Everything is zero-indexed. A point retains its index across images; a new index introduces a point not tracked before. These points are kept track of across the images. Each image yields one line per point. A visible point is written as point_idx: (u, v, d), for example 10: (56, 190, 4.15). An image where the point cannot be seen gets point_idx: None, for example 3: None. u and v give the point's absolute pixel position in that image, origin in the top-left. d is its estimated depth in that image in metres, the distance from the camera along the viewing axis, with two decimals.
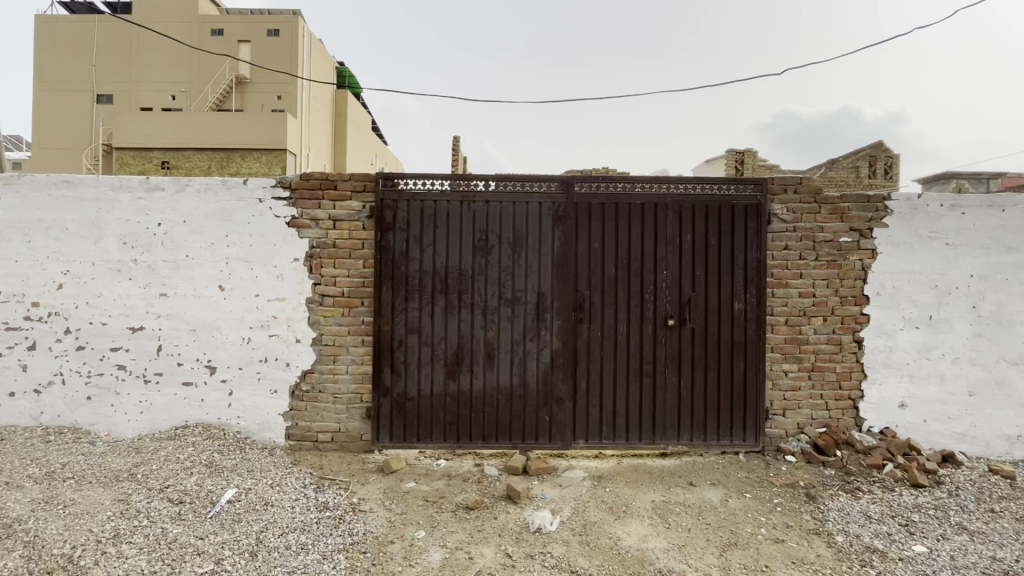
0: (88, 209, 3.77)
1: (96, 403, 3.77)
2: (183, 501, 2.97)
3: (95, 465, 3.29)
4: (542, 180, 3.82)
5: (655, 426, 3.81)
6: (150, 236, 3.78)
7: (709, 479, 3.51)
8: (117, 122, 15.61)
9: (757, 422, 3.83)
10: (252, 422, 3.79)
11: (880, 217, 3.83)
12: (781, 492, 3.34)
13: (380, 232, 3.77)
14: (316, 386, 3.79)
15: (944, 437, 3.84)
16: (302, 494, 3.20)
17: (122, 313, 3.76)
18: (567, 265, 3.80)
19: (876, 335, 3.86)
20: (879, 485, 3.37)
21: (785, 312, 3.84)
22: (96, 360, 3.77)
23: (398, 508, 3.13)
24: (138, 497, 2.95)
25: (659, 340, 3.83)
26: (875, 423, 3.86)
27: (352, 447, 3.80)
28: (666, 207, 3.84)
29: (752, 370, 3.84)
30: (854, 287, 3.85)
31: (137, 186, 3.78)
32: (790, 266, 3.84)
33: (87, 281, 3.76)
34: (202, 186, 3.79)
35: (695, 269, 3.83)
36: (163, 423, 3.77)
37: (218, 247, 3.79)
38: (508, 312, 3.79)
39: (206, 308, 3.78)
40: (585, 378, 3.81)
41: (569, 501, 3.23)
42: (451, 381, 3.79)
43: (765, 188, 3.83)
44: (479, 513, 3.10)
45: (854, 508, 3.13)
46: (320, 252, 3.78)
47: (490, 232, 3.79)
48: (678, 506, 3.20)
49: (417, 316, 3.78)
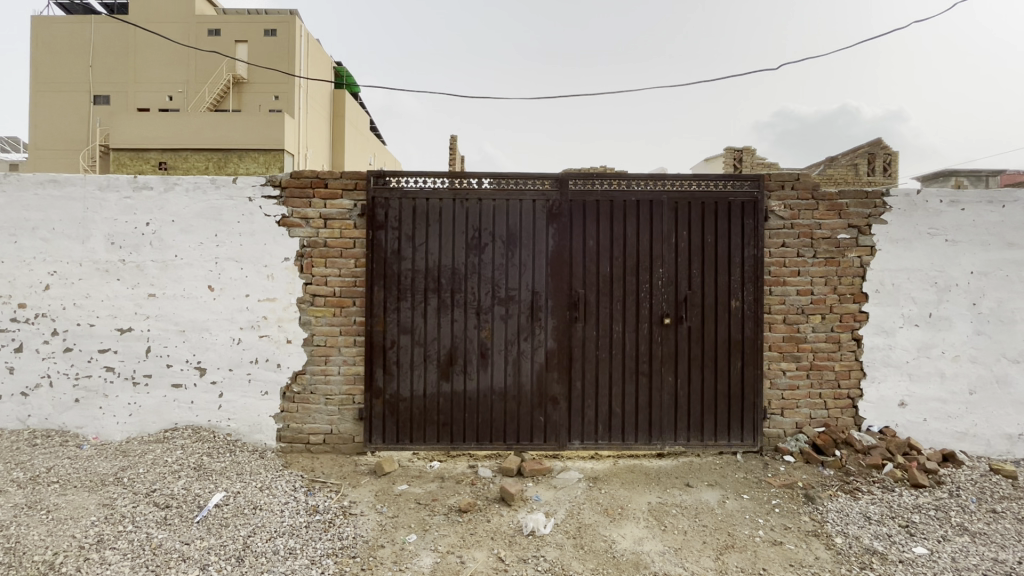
0: (75, 209, 3.71)
1: (85, 406, 3.71)
2: (169, 505, 2.91)
3: (81, 469, 3.23)
4: (536, 177, 3.77)
5: (651, 426, 3.76)
6: (138, 236, 3.72)
7: (707, 480, 3.46)
8: (113, 123, 15.52)
9: (755, 421, 3.78)
10: (243, 423, 3.73)
11: (878, 214, 3.78)
12: (780, 493, 3.28)
13: (372, 231, 3.71)
14: (307, 387, 3.74)
15: (944, 436, 3.79)
16: (291, 497, 3.14)
17: (111, 314, 3.71)
18: (561, 263, 3.75)
19: (875, 333, 3.81)
20: (879, 485, 3.31)
21: (783, 310, 3.79)
22: (84, 362, 3.71)
23: (389, 511, 3.07)
24: (124, 502, 2.90)
25: (655, 339, 3.77)
26: (874, 423, 3.81)
27: (344, 450, 3.74)
28: (662, 204, 3.78)
29: (750, 369, 3.79)
30: (852, 284, 3.79)
31: (125, 185, 3.73)
32: (788, 264, 3.79)
33: (74, 281, 3.70)
34: (191, 185, 3.73)
35: (691, 267, 3.78)
36: (152, 426, 3.71)
37: (207, 247, 3.73)
38: (502, 311, 3.73)
39: (196, 308, 3.73)
40: (581, 378, 3.76)
41: (563, 503, 3.17)
42: (445, 382, 3.73)
43: (762, 184, 3.78)
44: (471, 516, 3.04)
45: (853, 509, 3.08)
46: (311, 251, 3.73)
47: (483, 230, 3.74)
48: (675, 507, 3.15)
49: (409, 316, 3.72)
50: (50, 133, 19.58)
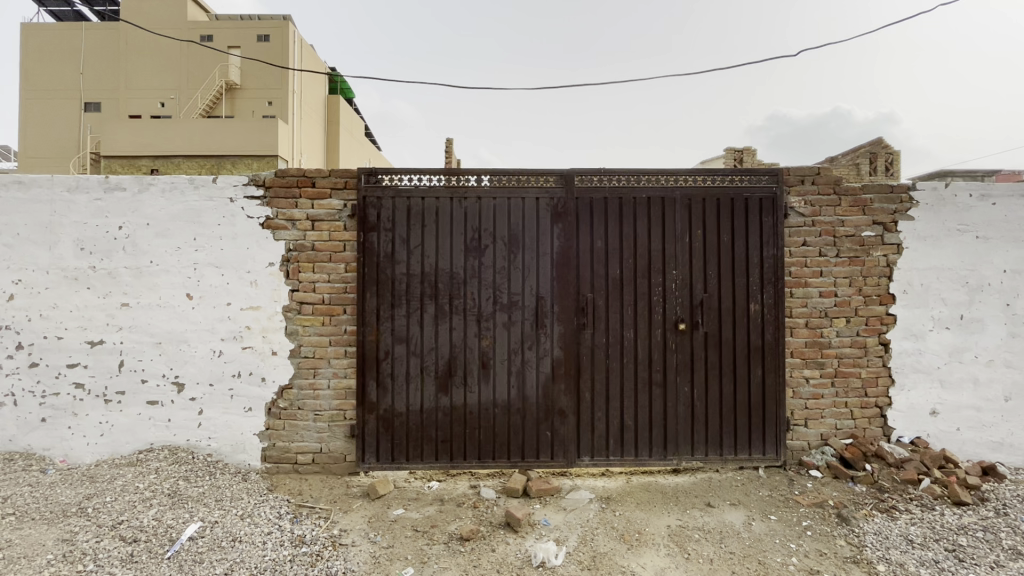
0: (41, 212, 3.43)
1: (52, 426, 3.41)
2: (137, 540, 2.62)
3: (41, 498, 2.92)
4: (538, 174, 3.51)
5: (667, 440, 3.49)
6: (109, 241, 3.44)
7: (729, 499, 3.19)
8: (103, 130, 15.24)
9: (777, 433, 3.52)
10: (224, 443, 3.44)
11: (904, 209, 3.55)
12: (810, 513, 3.02)
13: (363, 233, 3.45)
14: (294, 402, 3.45)
15: (980, 447, 3.53)
16: (275, 526, 2.85)
17: (80, 326, 3.42)
18: (567, 266, 3.48)
19: (903, 337, 3.56)
20: (917, 503, 3.04)
21: (805, 314, 3.54)
22: (52, 378, 3.42)
23: (384, 541, 2.79)
24: (86, 536, 2.60)
25: (670, 346, 3.51)
26: (905, 433, 3.55)
27: (336, 470, 3.45)
28: (675, 201, 3.53)
29: (771, 377, 3.53)
30: (878, 285, 3.55)
31: (95, 186, 3.45)
32: (810, 264, 3.54)
33: (41, 291, 3.42)
34: (168, 185, 3.46)
35: (707, 268, 3.53)
36: (125, 447, 3.41)
37: (185, 252, 3.46)
38: (505, 318, 3.47)
39: (173, 318, 3.44)
40: (590, 388, 3.49)
41: (574, 528, 2.90)
42: (444, 396, 3.46)
43: (780, 179, 3.54)
44: (474, 545, 2.76)
45: (892, 531, 2.82)
46: (297, 255, 3.46)
47: (483, 230, 3.48)
48: (697, 532, 2.88)
49: (404, 324, 3.45)
50: (40, 140, 19.21)
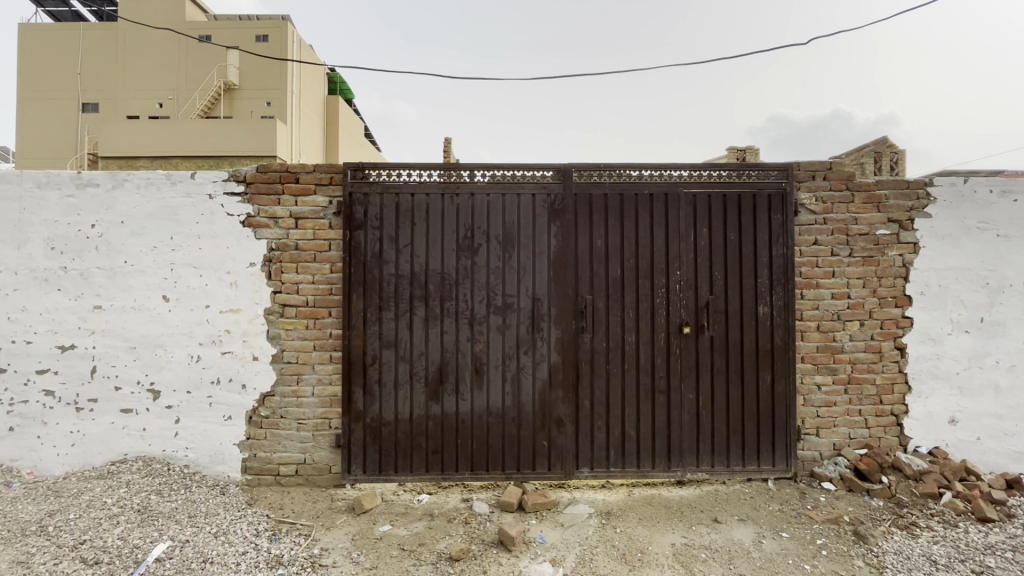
0: (10, 210, 3.25)
1: (19, 436, 3.22)
2: (99, 562, 2.45)
3: (2, 516, 2.74)
4: (535, 169, 3.33)
5: (671, 451, 3.30)
6: (81, 241, 3.26)
7: (737, 514, 2.99)
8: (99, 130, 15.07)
9: (787, 443, 3.33)
10: (202, 454, 3.25)
11: (921, 206, 3.36)
12: (824, 530, 2.82)
13: (349, 232, 3.26)
14: (276, 411, 3.26)
15: (1002, 457, 3.33)
16: (251, 545, 2.67)
17: (50, 330, 3.24)
18: (565, 266, 3.29)
19: (920, 341, 3.37)
20: (939, 520, 2.85)
21: (817, 316, 3.35)
22: (20, 385, 3.23)
23: (367, 561, 2.61)
24: (43, 558, 2.44)
25: (674, 351, 3.32)
26: (923, 443, 3.35)
27: (320, 482, 3.26)
28: (678, 197, 3.34)
29: (781, 384, 3.34)
30: (893, 286, 3.36)
31: (67, 182, 3.27)
32: (821, 263, 3.35)
33: (8, 292, 3.23)
34: (144, 181, 3.28)
35: (713, 269, 3.34)
36: (97, 458, 3.22)
37: (161, 252, 3.27)
38: (499, 321, 3.28)
39: (149, 322, 3.26)
40: (589, 394, 3.30)
41: (573, 547, 2.71)
42: (434, 404, 3.27)
43: (790, 174, 3.36)
44: (464, 566, 2.58)
45: (912, 551, 2.64)
46: (280, 255, 3.27)
47: (476, 229, 3.29)
48: (704, 551, 2.70)
49: (393, 327, 3.27)
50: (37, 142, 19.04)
